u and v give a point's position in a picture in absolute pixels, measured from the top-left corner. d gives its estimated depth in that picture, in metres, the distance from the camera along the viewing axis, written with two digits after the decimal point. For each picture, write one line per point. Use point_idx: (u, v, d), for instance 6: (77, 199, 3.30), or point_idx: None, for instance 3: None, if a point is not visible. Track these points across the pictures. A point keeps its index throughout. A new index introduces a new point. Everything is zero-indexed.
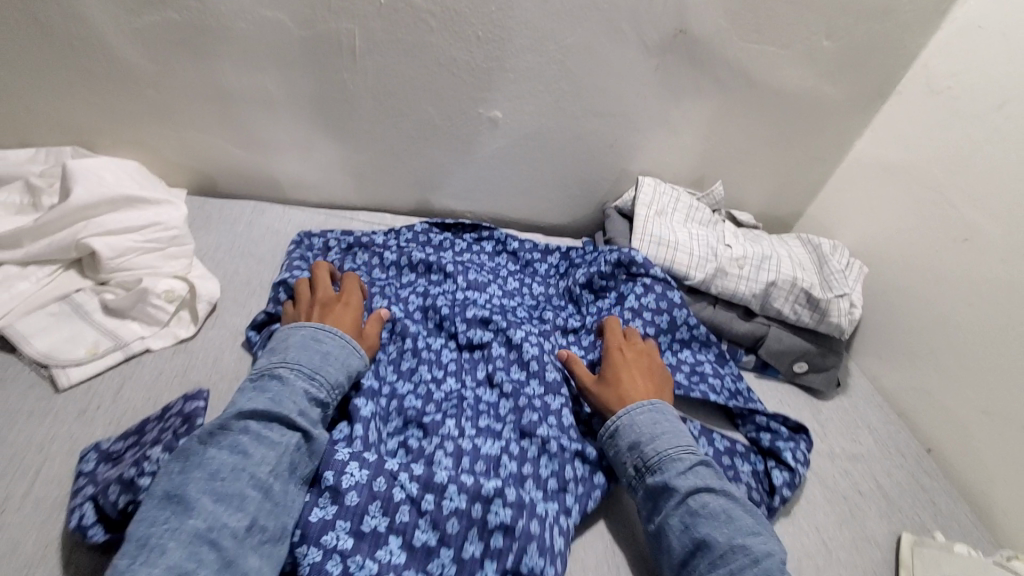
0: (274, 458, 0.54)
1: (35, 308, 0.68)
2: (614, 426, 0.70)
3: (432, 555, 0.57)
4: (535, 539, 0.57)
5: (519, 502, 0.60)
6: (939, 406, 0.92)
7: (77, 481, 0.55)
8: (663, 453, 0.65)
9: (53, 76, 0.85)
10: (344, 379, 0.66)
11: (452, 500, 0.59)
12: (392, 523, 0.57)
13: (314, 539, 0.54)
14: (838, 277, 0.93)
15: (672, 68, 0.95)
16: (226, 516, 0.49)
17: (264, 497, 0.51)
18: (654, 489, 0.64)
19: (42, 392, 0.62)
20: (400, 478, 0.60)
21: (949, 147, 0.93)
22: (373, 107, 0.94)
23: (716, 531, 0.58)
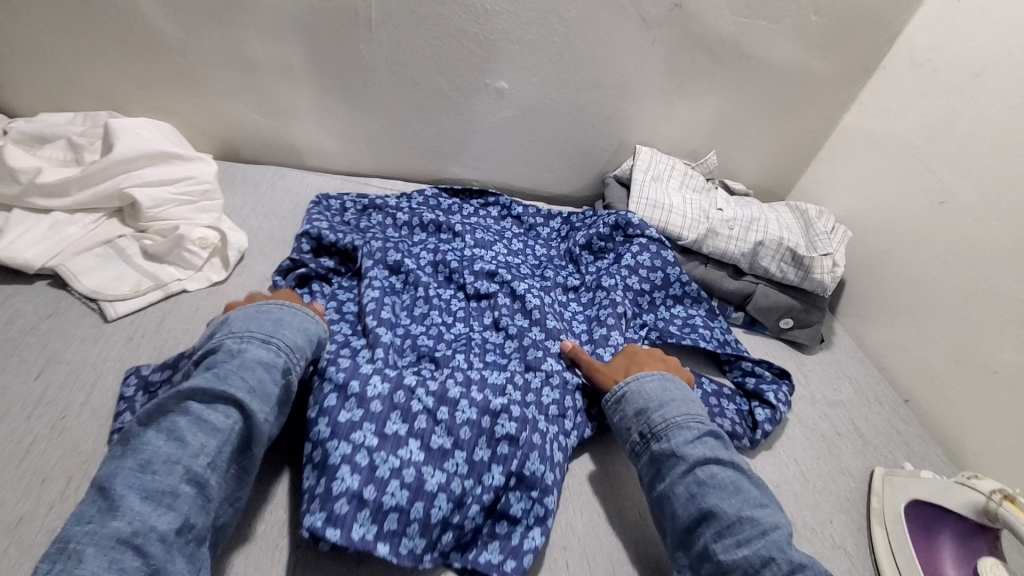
0: (214, 446, 0.51)
1: (82, 250, 0.74)
2: (621, 393, 0.73)
3: (447, 456, 0.64)
4: (536, 448, 0.66)
5: (523, 417, 0.68)
6: (916, 359, 0.98)
7: (119, 404, 0.60)
8: (670, 420, 0.67)
9: (91, 45, 0.92)
10: (303, 345, 0.64)
11: (464, 412, 0.68)
12: (410, 429, 0.65)
13: (344, 435, 0.61)
14: (823, 238, 0.99)
15: (668, 41, 1.01)
16: (155, 517, 0.46)
17: (198, 493, 0.49)
18: (659, 456, 0.66)
19: (93, 321, 0.69)
20: (418, 391, 0.68)
21: (929, 116, 0.99)
22: (387, 77, 1.00)
23: (724, 502, 0.60)
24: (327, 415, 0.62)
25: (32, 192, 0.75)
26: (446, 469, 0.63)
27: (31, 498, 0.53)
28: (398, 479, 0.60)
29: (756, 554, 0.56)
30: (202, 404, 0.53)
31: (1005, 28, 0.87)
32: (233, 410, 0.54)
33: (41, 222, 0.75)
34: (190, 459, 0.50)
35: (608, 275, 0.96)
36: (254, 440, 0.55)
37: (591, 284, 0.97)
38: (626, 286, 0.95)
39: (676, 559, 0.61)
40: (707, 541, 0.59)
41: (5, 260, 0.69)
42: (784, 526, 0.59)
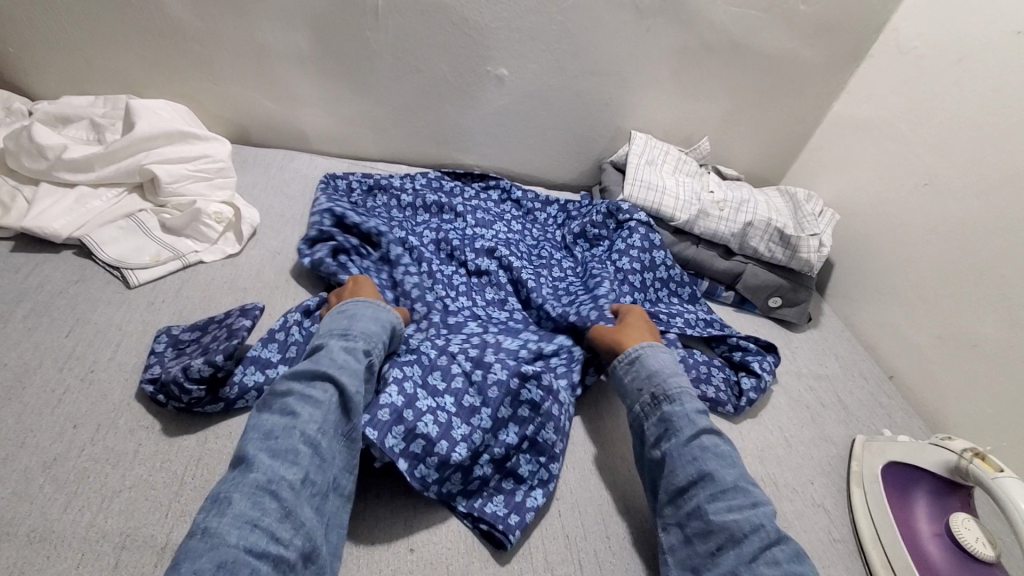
0: (321, 415, 0.57)
1: (107, 222, 0.79)
2: (636, 355, 0.75)
3: (476, 413, 0.70)
4: (552, 419, 0.69)
5: (550, 386, 0.72)
6: (900, 336, 1.02)
7: (149, 357, 0.66)
8: (683, 388, 0.70)
9: (112, 31, 0.96)
10: (379, 332, 0.69)
11: (496, 374, 0.73)
12: (448, 386, 0.72)
13: (397, 363, 0.72)
14: (810, 220, 1.03)
15: (662, 30, 1.05)
16: (283, 470, 0.52)
17: (313, 452, 0.55)
18: (667, 417, 0.68)
19: (116, 287, 0.74)
20: (459, 356, 0.75)
21: (914, 103, 1.02)
22: (392, 64, 1.04)
23: (722, 469, 0.63)
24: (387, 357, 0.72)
25: (59, 167, 0.80)
26: (471, 423, 0.69)
27: (66, 440, 0.57)
28: (431, 419, 0.67)
29: (746, 520, 0.58)
30: (303, 384, 0.59)
31: (986, 16, 0.91)
32: (330, 386, 0.60)
33: (67, 195, 0.79)
34: (303, 426, 0.56)
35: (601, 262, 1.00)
36: (353, 412, 0.60)
37: (585, 267, 1.00)
38: (618, 269, 0.97)
39: (665, 515, 0.63)
40: (702, 501, 0.61)
41: (35, 229, 0.74)
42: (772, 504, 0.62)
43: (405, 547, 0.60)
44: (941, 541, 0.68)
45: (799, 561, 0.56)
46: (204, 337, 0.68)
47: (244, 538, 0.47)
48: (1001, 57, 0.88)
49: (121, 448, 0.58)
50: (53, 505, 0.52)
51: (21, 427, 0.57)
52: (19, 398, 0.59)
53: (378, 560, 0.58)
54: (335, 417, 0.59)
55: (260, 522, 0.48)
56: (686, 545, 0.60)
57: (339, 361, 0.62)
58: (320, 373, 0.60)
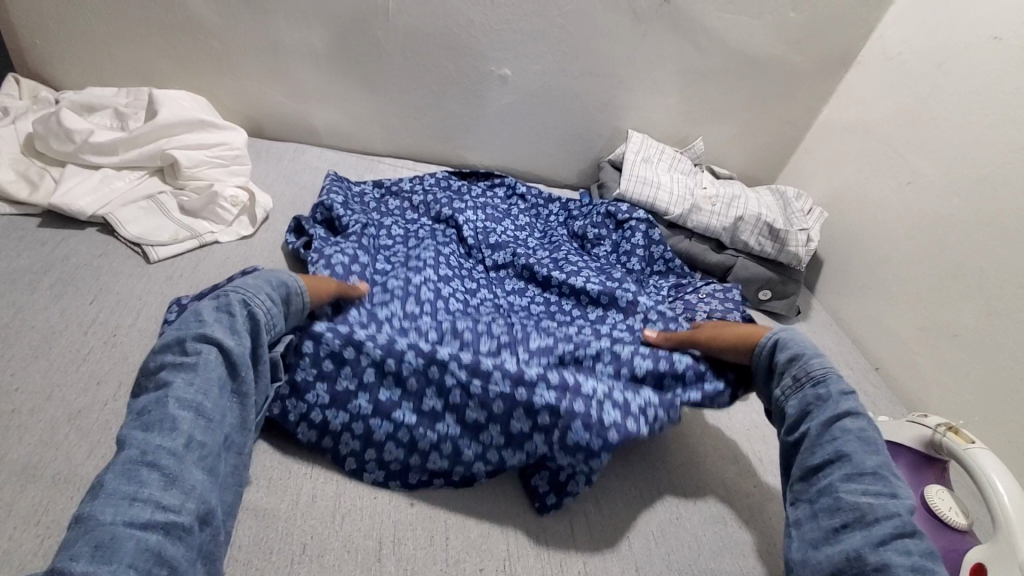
0: (196, 377, 0.57)
1: (129, 203, 0.83)
2: (774, 341, 0.74)
3: (484, 429, 0.68)
4: (579, 417, 0.66)
5: (562, 386, 0.69)
6: (885, 329, 1.06)
7: (162, 325, 0.69)
8: (829, 369, 0.69)
9: (137, 26, 1.02)
10: (262, 286, 0.67)
11: (497, 385, 0.68)
12: (446, 403, 0.69)
13: (386, 413, 0.68)
14: (800, 216, 1.07)
15: (658, 34, 1.10)
16: (158, 439, 0.52)
17: (196, 415, 0.56)
18: (811, 399, 0.68)
19: (137, 262, 0.78)
20: (450, 365, 0.69)
21: (897, 106, 1.08)
22: (402, 63, 1.10)
23: (865, 454, 0.62)
24: (366, 393, 0.69)
25: (85, 150, 0.84)
26: (481, 440, 0.68)
27: (89, 395, 0.61)
28: (437, 452, 0.68)
29: (880, 505, 0.58)
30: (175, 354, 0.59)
31: (965, 23, 0.97)
32: (203, 347, 0.59)
33: (93, 176, 0.84)
34: (176, 394, 0.56)
35: (609, 264, 1.03)
36: (236, 365, 0.60)
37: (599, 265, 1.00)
38: (629, 271, 1.02)
39: (796, 491, 0.66)
40: (836, 480, 0.62)
41: (62, 206, 0.78)
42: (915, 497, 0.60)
43: (406, 501, 0.67)
44: (916, 510, 0.70)
45: (931, 558, 0.54)
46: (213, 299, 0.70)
47: (123, 514, 0.47)
48: (979, 61, 0.94)
49: None
50: (77, 453, 0.56)
51: (48, 382, 0.61)
52: (45, 356, 0.63)
53: (379, 513, 0.65)
54: (218, 375, 0.59)
55: (139, 496, 0.48)
56: (812, 519, 0.62)
57: (209, 321, 0.61)
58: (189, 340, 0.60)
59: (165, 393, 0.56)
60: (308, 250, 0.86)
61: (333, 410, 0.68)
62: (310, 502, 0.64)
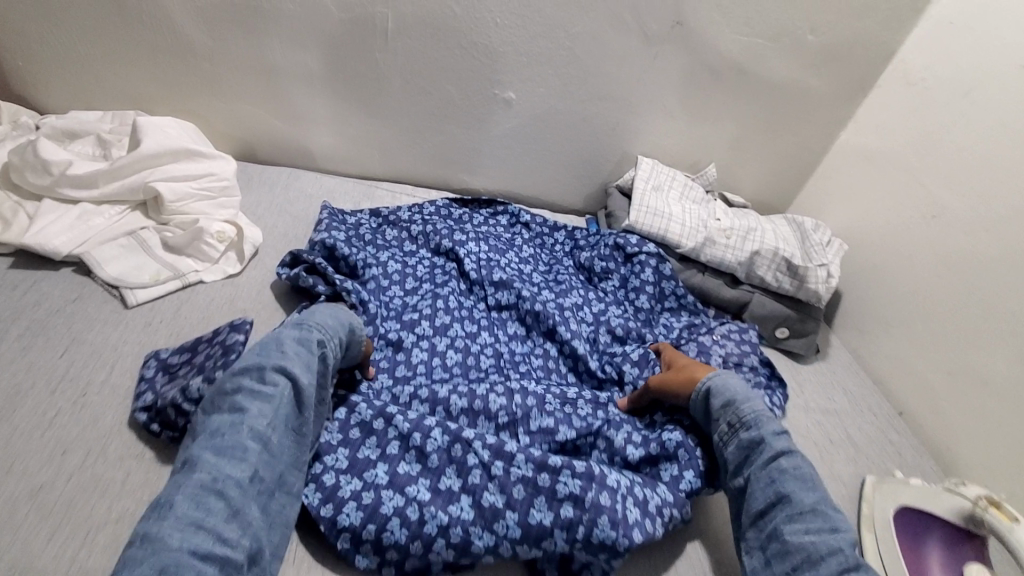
0: (269, 410, 0.60)
1: (107, 241, 0.78)
2: (706, 388, 0.76)
3: (499, 513, 0.63)
4: (605, 512, 0.64)
5: (589, 474, 0.67)
6: (910, 371, 1.00)
7: (139, 382, 0.64)
8: (759, 413, 0.72)
9: (123, 47, 0.97)
10: (336, 327, 0.71)
11: (519, 468, 0.67)
12: (464, 484, 0.67)
13: (400, 487, 0.65)
14: (819, 250, 1.02)
15: (669, 58, 1.05)
16: (230, 468, 0.55)
17: (261, 448, 0.58)
18: (748, 444, 0.70)
19: (115, 306, 0.73)
20: (475, 444, 0.69)
21: (921, 134, 1.02)
22: (400, 85, 1.04)
23: (800, 492, 0.64)
24: (386, 463, 0.68)
25: (63, 183, 0.79)
26: (494, 531, 0.62)
27: (53, 467, 0.56)
28: (444, 538, 0.61)
29: (823, 543, 0.60)
30: (254, 380, 0.62)
31: (994, 49, 0.91)
32: (280, 379, 0.62)
33: (70, 211, 0.78)
34: (250, 422, 0.59)
35: (617, 302, 0.99)
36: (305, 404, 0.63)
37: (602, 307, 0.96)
38: (638, 310, 0.98)
39: (746, 539, 0.66)
40: (780, 523, 0.63)
41: (35, 246, 0.73)
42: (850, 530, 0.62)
43: None
44: None
45: None
46: (196, 358, 0.67)
47: (187, 540, 0.49)
48: (1010, 89, 0.88)
49: (109, 477, 0.56)
50: (36, 537, 0.51)
51: (7, 452, 0.56)
52: (7, 421, 0.58)
53: None
54: (287, 411, 0.62)
55: (203, 523, 0.51)
56: (766, 568, 0.62)
57: (291, 353, 0.65)
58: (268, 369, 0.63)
59: (240, 418, 0.59)
60: (314, 273, 0.84)
61: (349, 476, 0.66)
62: (307, 568, 0.61)
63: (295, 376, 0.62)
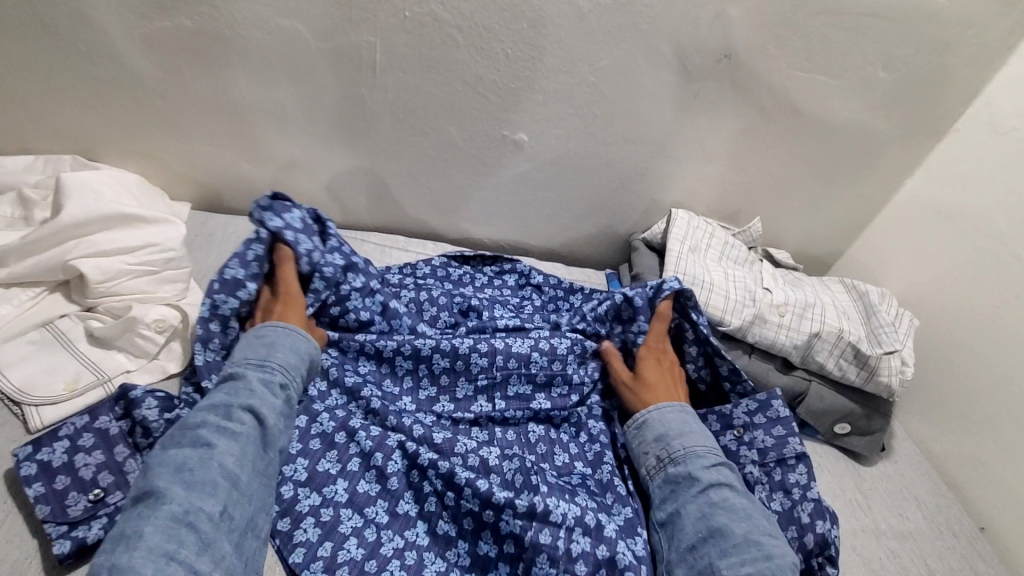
0: (238, 448, 0.56)
1: (15, 337, 0.63)
2: (642, 419, 0.71)
3: (450, 544, 0.60)
4: (544, 548, 0.57)
5: (530, 507, 0.59)
6: (1000, 480, 0.83)
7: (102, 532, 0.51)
8: (689, 449, 0.67)
9: (58, 81, 0.81)
10: (298, 365, 0.66)
11: (467, 501, 0.61)
12: (420, 510, 0.62)
13: (359, 507, 0.61)
14: (888, 331, 0.85)
15: (712, 96, 0.88)
16: (199, 500, 0.51)
17: (231, 486, 0.54)
18: (674, 479, 0.65)
19: (14, 431, 0.57)
20: (430, 472, 0.63)
21: (1014, 194, 0.85)
22: (391, 126, 0.88)
23: (734, 523, 0.60)
24: (347, 479, 0.63)
25: None
26: (446, 558, 0.59)
27: None
28: (398, 560, 0.58)
29: None
30: (219, 416, 0.57)
31: None
32: (247, 418, 0.58)
33: None
34: (219, 458, 0.54)
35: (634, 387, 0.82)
36: (269, 443, 0.59)
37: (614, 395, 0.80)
38: None
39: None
40: (715, 559, 0.58)
41: None
42: (789, 556, 0.58)
43: None
44: None
45: None
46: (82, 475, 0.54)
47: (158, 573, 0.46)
48: None
49: None
50: None
51: None
52: None
53: None
54: (253, 449, 0.57)
55: (176, 554, 0.47)
56: None
57: (258, 391, 0.61)
58: (235, 406, 0.59)
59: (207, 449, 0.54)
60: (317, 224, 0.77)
61: (305, 489, 0.61)
62: None
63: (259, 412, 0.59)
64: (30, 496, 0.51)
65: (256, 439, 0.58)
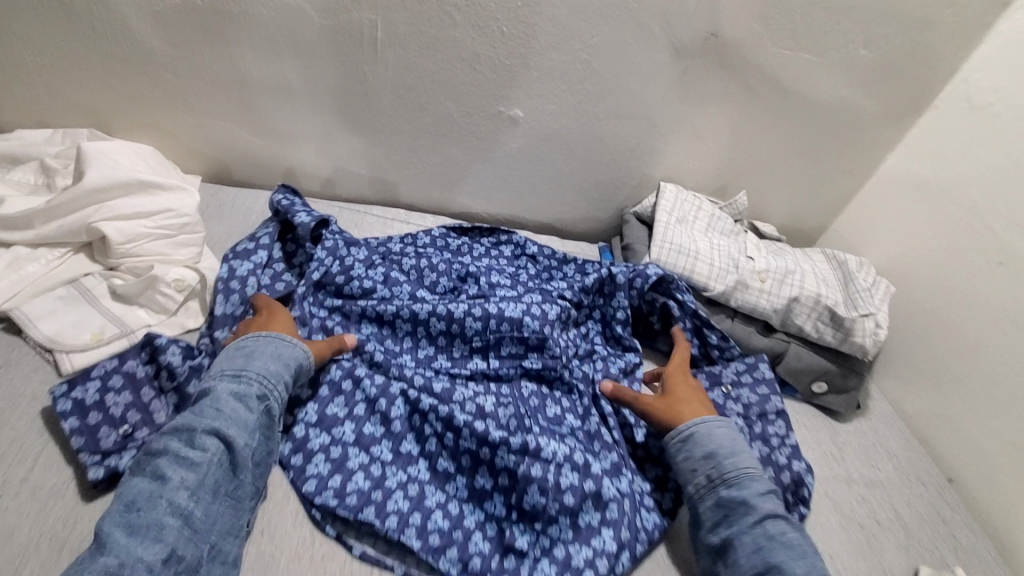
0: (195, 479, 0.53)
1: (45, 292, 0.67)
2: (688, 432, 0.68)
3: (450, 479, 0.66)
4: (535, 481, 0.62)
5: (523, 446, 0.65)
6: (966, 435, 0.88)
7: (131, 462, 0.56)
8: (743, 470, 0.65)
9: (74, 57, 0.84)
10: (281, 372, 0.63)
11: (465, 441, 0.66)
12: (421, 450, 0.67)
13: (365, 446, 0.66)
14: (865, 296, 0.90)
15: (700, 73, 0.92)
16: (142, 548, 0.48)
17: (183, 524, 0.51)
18: (728, 502, 0.63)
19: (48, 375, 0.62)
20: (431, 415, 0.68)
21: (986, 166, 0.89)
22: (392, 101, 0.92)
23: (793, 562, 0.57)
24: (354, 423, 0.68)
25: None
26: (446, 491, 0.65)
27: None
28: (402, 491, 0.63)
29: None
30: (182, 442, 0.55)
31: None
32: (212, 443, 0.56)
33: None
34: (171, 494, 0.51)
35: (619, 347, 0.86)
36: (238, 466, 0.56)
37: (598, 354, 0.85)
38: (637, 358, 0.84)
39: None
40: None
41: None
42: None
43: None
44: None
45: None
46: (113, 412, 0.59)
47: None
48: None
49: None
50: None
51: None
52: None
53: None
54: (216, 477, 0.55)
55: None
56: None
57: (226, 410, 0.58)
58: (200, 429, 0.56)
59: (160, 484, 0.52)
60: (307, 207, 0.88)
61: (316, 430, 0.66)
62: None
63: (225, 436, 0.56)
64: (65, 429, 0.56)
65: (222, 464, 0.56)
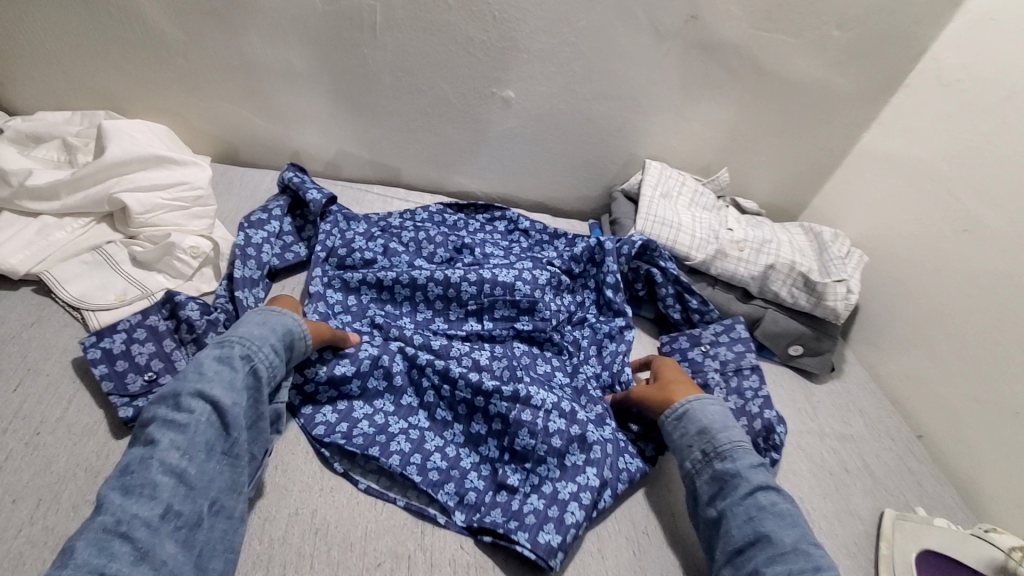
0: (183, 440, 0.54)
1: (71, 257, 0.73)
2: (682, 410, 0.71)
3: (448, 426, 0.72)
4: (525, 425, 0.69)
5: (513, 395, 0.71)
6: (933, 393, 0.94)
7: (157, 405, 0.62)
8: (736, 443, 0.67)
9: (91, 43, 0.90)
10: (266, 336, 0.64)
11: (461, 391, 0.72)
12: (421, 401, 0.73)
13: (370, 398, 0.72)
14: (837, 263, 0.96)
15: (682, 55, 0.97)
16: (137, 507, 0.49)
17: (177, 482, 0.52)
18: (723, 475, 0.65)
19: (78, 330, 0.68)
20: (429, 369, 0.74)
21: (953, 140, 0.95)
22: (391, 83, 0.97)
23: (782, 530, 0.59)
24: (360, 378, 0.71)
25: (22, 195, 0.74)
26: (444, 437, 0.71)
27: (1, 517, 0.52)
28: (404, 435, 0.69)
29: None
30: (169, 407, 0.56)
31: None
32: (198, 405, 0.56)
33: (28, 226, 0.74)
34: (162, 454, 0.52)
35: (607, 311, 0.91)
36: (228, 425, 0.57)
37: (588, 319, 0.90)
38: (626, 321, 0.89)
39: None
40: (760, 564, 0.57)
41: None
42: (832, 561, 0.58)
43: None
44: None
45: None
46: (137, 360, 0.65)
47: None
48: None
49: (61, 530, 0.52)
50: None
51: None
52: None
53: None
54: (208, 438, 0.56)
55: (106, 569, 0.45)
56: None
57: (210, 373, 0.58)
58: (185, 393, 0.57)
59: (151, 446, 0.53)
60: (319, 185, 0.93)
61: (325, 385, 0.70)
62: None
63: (208, 396, 0.56)
64: (97, 374, 0.62)
65: (212, 424, 0.56)
